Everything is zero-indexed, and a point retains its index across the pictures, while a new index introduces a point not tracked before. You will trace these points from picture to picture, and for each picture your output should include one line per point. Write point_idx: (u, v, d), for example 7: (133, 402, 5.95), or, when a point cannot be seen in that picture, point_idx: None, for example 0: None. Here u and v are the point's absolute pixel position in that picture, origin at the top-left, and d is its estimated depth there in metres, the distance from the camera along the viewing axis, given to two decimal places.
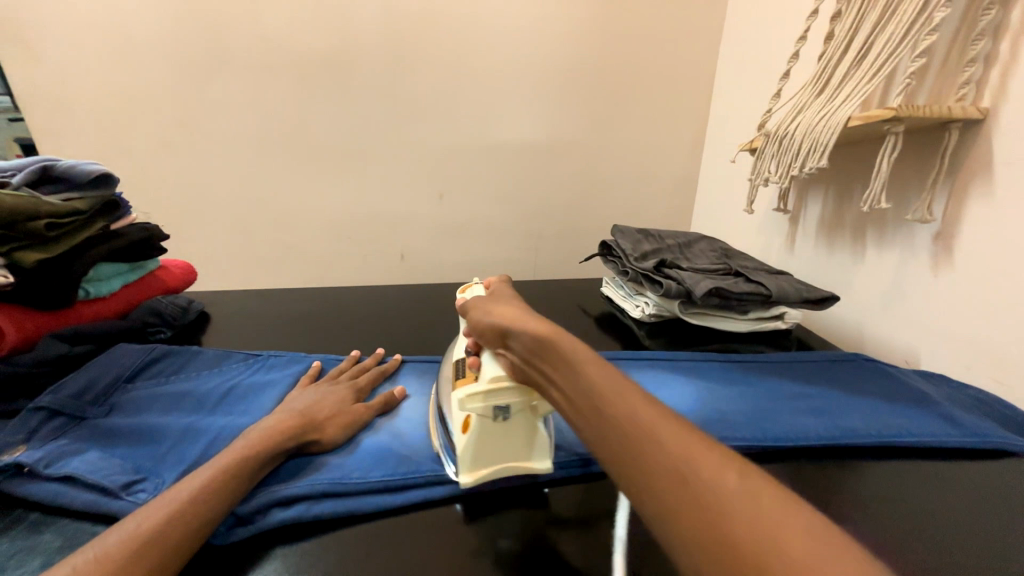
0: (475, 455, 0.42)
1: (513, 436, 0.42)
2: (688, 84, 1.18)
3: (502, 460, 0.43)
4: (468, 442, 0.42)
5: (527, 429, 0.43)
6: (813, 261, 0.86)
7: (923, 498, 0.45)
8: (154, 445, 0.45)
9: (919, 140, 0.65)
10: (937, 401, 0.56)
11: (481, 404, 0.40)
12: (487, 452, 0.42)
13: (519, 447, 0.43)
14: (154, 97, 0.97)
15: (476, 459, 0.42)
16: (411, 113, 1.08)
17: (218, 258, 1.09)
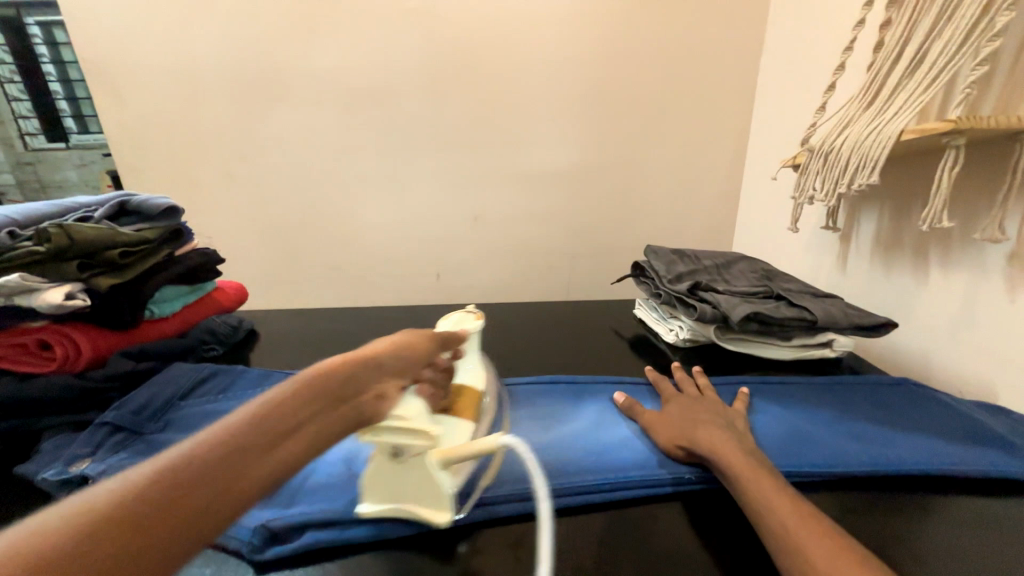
0: (375, 486, 0.40)
1: (410, 478, 0.39)
2: (727, 99, 1.15)
3: (401, 500, 0.40)
4: (372, 471, 0.40)
5: (427, 476, 0.39)
6: (869, 282, 0.80)
7: (1003, 558, 0.39)
8: None
9: (986, 151, 0.60)
10: (1005, 438, 0.51)
11: (380, 440, 0.37)
12: (383, 486, 0.40)
13: (419, 492, 0.39)
14: (219, 134, 1.08)
15: (377, 491, 0.40)
16: (447, 139, 1.12)
17: (269, 279, 1.17)
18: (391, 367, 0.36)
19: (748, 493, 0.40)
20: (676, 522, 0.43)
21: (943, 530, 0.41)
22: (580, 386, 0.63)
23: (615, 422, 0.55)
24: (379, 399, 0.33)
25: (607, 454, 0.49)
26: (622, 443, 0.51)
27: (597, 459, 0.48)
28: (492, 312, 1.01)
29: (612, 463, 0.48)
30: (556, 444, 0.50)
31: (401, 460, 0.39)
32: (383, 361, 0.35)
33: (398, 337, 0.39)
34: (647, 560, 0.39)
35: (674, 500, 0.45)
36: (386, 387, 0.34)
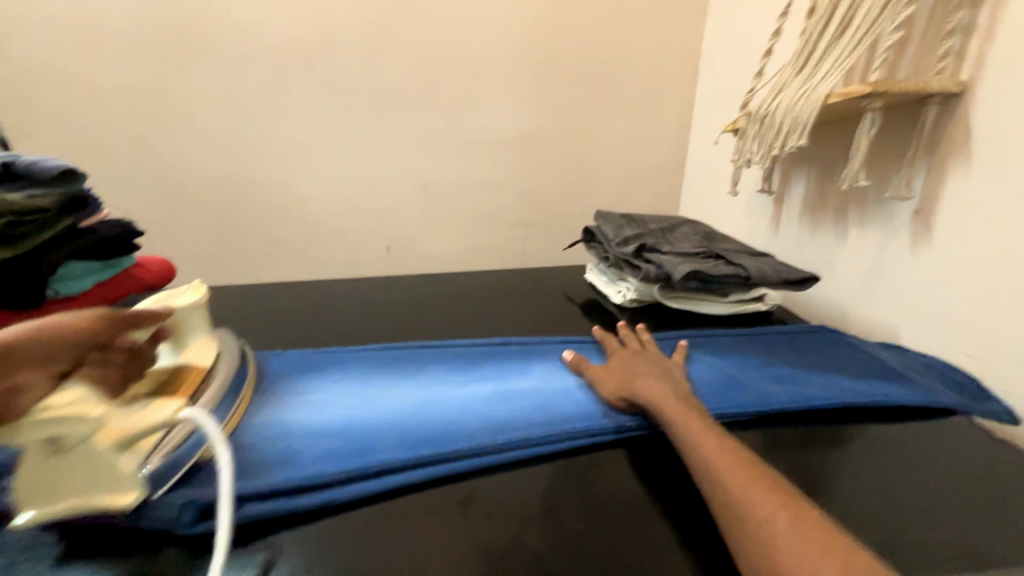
0: (36, 491, 0.34)
1: (71, 471, 0.34)
2: (673, 65, 1.16)
3: (75, 497, 0.34)
4: (23, 474, 0.34)
5: (96, 466, 0.35)
6: (797, 242, 0.85)
7: (893, 473, 0.44)
8: None
9: (899, 115, 0.64)
10: (897, 370, 0.58)
11: (28, 436, 0.32)
12: (49, 484, 0.34)
13: (94, 480, 0.35)
14: (127, 91, 0.95)
15: (42, 494, 0.34)
16: (391, 102, 1.06)
17: (201, 254, 1.08)
18: (32, 353, 0.34)
19: (680, 435, 0.42)
20: (619, 466, 0.45)
21: (847, 455, 0.46)
22: (531, 348, 0.64)
23: (563, 379, 0.57)
24: (13, 393, 0.32)
25: (557, 408, 0.51)
26: (573, 396, 0.53)
27: (548, 413, 0.50)
28: (446, 282, 0.99)
29: (560, 418, 0.49)
30: (510, 403, 0.51)
31: (30, 458, 0.34)
32: (20, 349, 0.34)
33: (72, 317, 0.38)
34: (588, 502, 0.41)
35: (617, 447, 0.47)
36: (31, 376, 0.33)
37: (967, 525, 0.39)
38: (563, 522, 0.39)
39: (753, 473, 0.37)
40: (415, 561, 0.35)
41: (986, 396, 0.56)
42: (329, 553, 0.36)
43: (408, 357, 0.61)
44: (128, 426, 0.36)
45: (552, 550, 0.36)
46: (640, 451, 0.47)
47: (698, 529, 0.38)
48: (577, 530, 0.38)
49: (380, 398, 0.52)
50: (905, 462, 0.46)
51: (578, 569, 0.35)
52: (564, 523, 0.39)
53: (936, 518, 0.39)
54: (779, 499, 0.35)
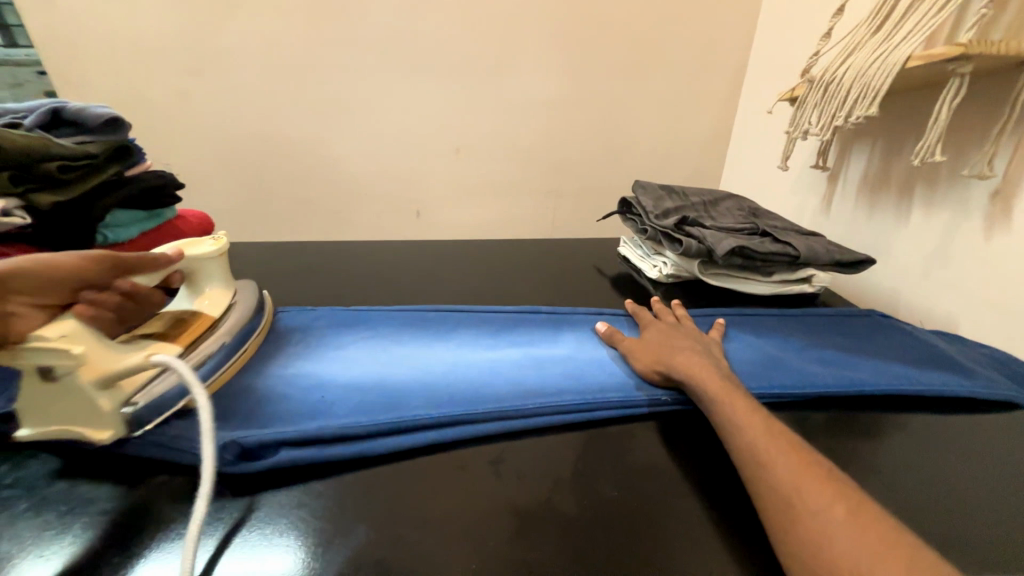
0: (32, 409, 0.37)
1: (59, 400, 0.37)
2: (728, 25, 1.07)
3: (67, 423, 0.37)
4: (21, 397, 0.37)
5: (77, 398, 0.37)
6: (850, 222, 0.80)
7: (946, 465, 0.42)
8: None
9: (990, 82, 0.57)
10: (955, 359, 0.54)
11: (22, 360, 0.35)
12: (40, 406, 0.37)
13: (74, 411, 0.37)
14: (165, 43, 0.95)
15: (35, 414, 0.37)
16: (426, 60, 1.02)
17: (237, 211, 1.10)
18: (28, 283, 0.36)
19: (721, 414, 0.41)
20: (651, 439, 0.44)
21: (895, 443, 0.44)
22: (562, 317, 0.63)
23: (594, 349, 0.56)
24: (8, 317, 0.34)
25: (590, 378, 0.50)
26: (605, 368, 0.52)
27: (580, 382, 0.49)
28: (476, 248, 0.98)
29: (593, 387, 0.48)
30: (541, 372, 0.50)
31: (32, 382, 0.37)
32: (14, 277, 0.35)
33: (68, 254, 0.39)
34: (621, 471, 0.40)
35: (650, 420, 0.46)
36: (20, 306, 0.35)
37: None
38: (597, 490, 0.39)
39: (797, 459, 0.35)
40: (448, 517, 0.36)
41: None
42: (362, 502, 0.37)
43: (437, 320, 0.61)
44: (108, 365, 0.37)
45: (586, 517, 0.36)
46: (673, 425, 0.46)
47: (732, 508, 0.37)
48: (609, 498, 0.38)
49: (408, 358, 0.52)
50: (956, 453, 0.44)
51: (612, 537, 0.35)
52: (598, 491, 0.38)
53: (990, 514, 0.37)
54: (826, 487, 0.33)
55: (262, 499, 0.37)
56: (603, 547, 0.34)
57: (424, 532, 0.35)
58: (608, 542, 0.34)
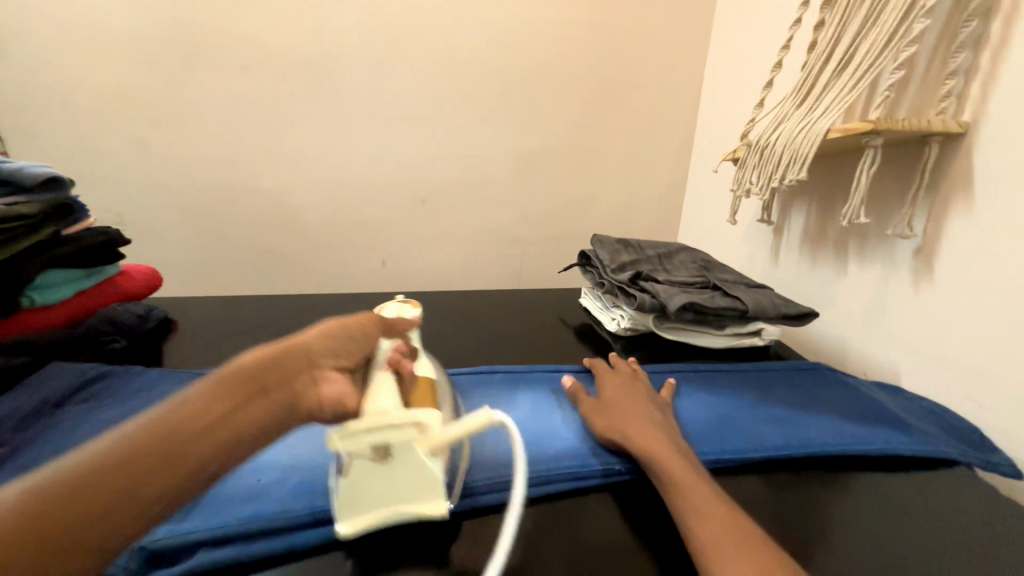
0: (354, 498, 0.34)
1: (371, 482, 0.34)
2: (675, 92, 1.16)
3: (393, 501, 0.34)
4: (342, 486, 0.34)
5: (385, 479, 0.34)
6: (796, 274, 0.84)
7: (894, 529, 0.42)
8: None
9: (901, 152, 0.63)
10: (896, 415, 0.56)
11: (355, 443, 0.31)
12: (371, 494, 0.34)
13: (392, 493, 0.34)
14: (127, 95, 0.95)
15: (361, 504, 0.35)
16: (393, 117, 1.06)
17: (192, 262, 1.06)
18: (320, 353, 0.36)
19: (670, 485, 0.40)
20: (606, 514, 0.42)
21: (844, 507, 0.44)
22: (520, 376, 0.62)
23: (551, 412, 0.54)
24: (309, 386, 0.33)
25: (545, 445, 0.48)
26: (561, 432, 0.50)
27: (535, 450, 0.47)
28: (440, 299, 0.97)
29: (547, 456, 0.47)
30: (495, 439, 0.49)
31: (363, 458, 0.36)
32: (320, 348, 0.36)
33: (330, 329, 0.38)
34: (571, 551, 0.38)
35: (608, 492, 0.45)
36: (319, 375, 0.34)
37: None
38: (545, 574, 0.36)
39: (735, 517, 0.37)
40: None
41: (988, 445, 0.54)
42: None
43: None
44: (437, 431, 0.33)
45: None
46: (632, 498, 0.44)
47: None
48: None
49: None
50: (904, 517, 0.44)
51: None
52: (545, 575, 0.36)
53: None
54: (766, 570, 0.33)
55: None
56: None
57: None
58: None
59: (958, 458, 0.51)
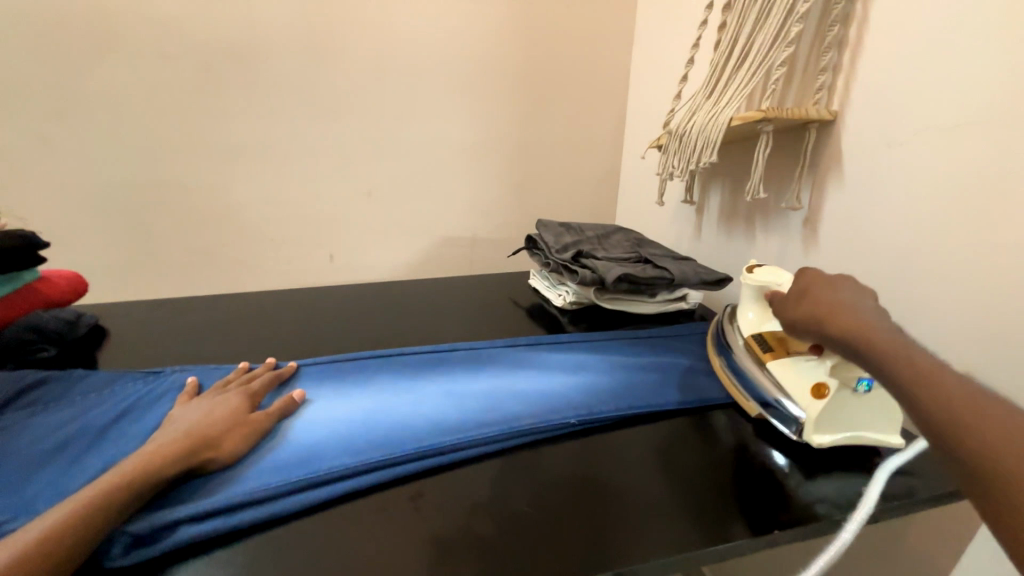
0: (845, 418, 0.48)
1: (859, 409, 0.48)
2: (603, 84, 1.24)
3: (857, 427, 0.49)
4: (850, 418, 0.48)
5: (845, 410, 0.48)
6: (715, 246, 0.95)
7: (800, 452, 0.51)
8: (22, 488, 0.39)
9: (789, 136, 0.75)
10: None
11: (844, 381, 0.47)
12: (843, 414, 0.48)
13: (863, 419, 0.49)
14: (26, 88, 0.87)
15: (832, 424, 0.48)
16: (332, 109, 1.05)
17: (113, 267, 0.98)
18: (211, 430, 0.43)
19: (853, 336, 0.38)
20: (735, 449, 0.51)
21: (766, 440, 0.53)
22: (508, 349, 0.68)
23: (510, 380, 0.59)
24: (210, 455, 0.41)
25: (508, 406, 0.53)
26: (520, 395, 0.56)
27: (501, 413, 0.52)
28: (390, 291, 0.99)
29: (510, 417, 0.51)
30: (464, 405, 0.53)
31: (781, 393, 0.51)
32: (210, 428, 0.43)
33: (217, 409, 0.46)
34: (533, 492, 0.44)
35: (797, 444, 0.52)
36: (220, 448, 0.42)
37: (856, 492, 0.46)
38: (510, 511, 0.41)
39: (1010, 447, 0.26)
40: (363, 559, 0.36)
41: None
42: (268, 565, 0.36)
43: (344, 368, 0.60)
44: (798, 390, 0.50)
45: (499, 536, 0.39)
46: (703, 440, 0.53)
47: (737, 496, 0.45)
48: (523, 514, 0.41)
49: (320, 409, 0.51)
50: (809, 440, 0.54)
51: (522, 550, 0.37)
52: (511, 512, 0.41)
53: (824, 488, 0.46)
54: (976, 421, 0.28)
55: None
56: (516, 560, 0.37)
57: None
58: (519, 555, 0.37)
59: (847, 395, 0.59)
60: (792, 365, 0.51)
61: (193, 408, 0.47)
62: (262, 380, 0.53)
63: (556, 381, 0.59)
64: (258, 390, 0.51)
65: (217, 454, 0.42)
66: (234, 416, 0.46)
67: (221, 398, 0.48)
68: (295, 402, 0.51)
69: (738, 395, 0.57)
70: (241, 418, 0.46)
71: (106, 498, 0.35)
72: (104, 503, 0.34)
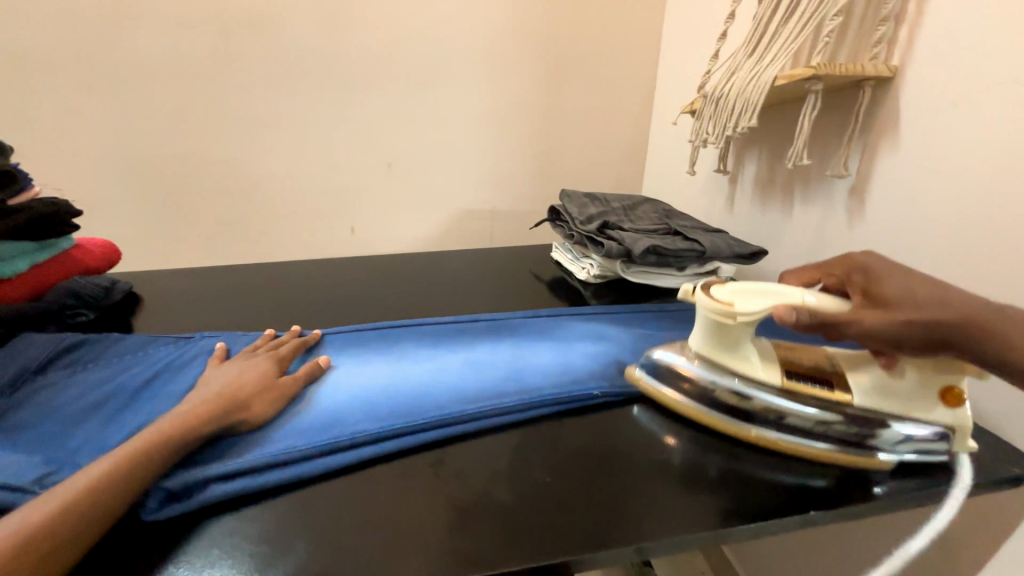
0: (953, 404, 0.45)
1: None
2: (634, 46, 1.17)
3: None
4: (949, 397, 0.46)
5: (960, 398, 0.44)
6: (749, 218, 0.91)
7: None
8: (65, 442, 0.41)
9: (840, 97, 0.69)
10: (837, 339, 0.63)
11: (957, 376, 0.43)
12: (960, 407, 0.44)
13: None
14: (54, 57, 0.87)
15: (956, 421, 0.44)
16: (352, 76, 1.02)
17: (146, 237, 1.01)
18: (243, 393, 0.44)
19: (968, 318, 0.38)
20: None
21: None
22: (530, 321, 0.67)
23: (532, 352, 0.58)
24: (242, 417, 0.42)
25: (530, 377, 0.53)
26: (543, 366, 0.55)
27: (524, 384, 0.51)
28: (412, 263, 0.99)
29: (533, 388, 0.51)
30: (486, 375, 0.53)
31: (930, 424, 0.43)
32: (241, 391, 0.44)
33: (247, 373, 0.47)
34: (556, 463, 0.43)
35: None
36: (251, 410, 0.43)
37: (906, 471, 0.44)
38: (532, 481, 0.41)
39: None
40: (387, 522, 0.36)
41: None
42: (295, 524, 0.36)
43: (366, 337, 0.60)
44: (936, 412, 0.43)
45: (521, 505, 0.38)
46: None
47: (794, 462, 0.45)
48: (546, 484, 0.41)
49: (343, 376, 0.51)
50: None
51: (545, 520, 0.37)
52: (533, 482, 0.41)
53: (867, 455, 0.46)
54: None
55: (194, 534, 0.35)
56: (538, 528, 0.36)
57: (369, 541, 0.35)
58: (542, 525, 0.37)
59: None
60: (893, 394, 0.43)
61: (224, 370, 0.48)
62: (288, 347, 0.54)
63: (580, 353, 0.58)
64: (285, 356, 0.52)
65: (249, 417, 0.42)
66: (264, 380, 0.46)
67: (251, 362, 0.49)
68: (320, 369, 0.51)
69: (744, 430, 0.45)
70: (270, 382, 0.46)
71: (143, 454, 0.36)
72: (142, 458, 0.35)
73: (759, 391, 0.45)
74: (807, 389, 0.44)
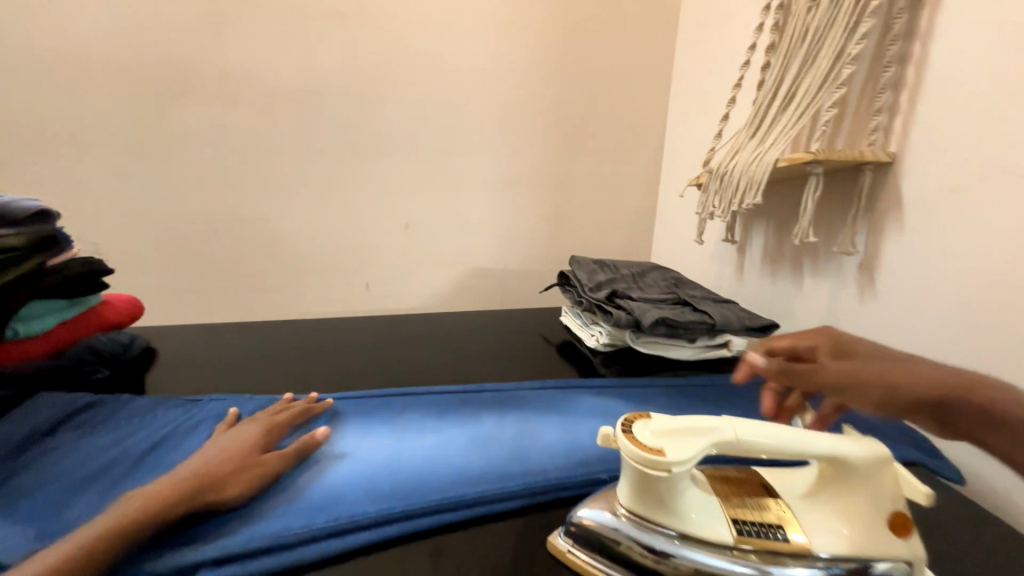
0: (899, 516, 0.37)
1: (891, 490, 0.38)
2: (641, 122, 1.25)
3: None
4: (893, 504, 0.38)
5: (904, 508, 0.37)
6: (759, 288, 0.91)
7: None
8: (61, 511, 0.40)
9: (841, 178, 0.71)
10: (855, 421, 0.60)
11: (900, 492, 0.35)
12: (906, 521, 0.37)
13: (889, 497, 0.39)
14: (111, 127, 0.96)
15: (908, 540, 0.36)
16: (379, 147, 1.10)
17: (170, 290, 1.05)
18: (242, 468, 0.43)
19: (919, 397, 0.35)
20: None
21: None
22: (537, 392, 0.66)
23: (538, 428, 0.57)
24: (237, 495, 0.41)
25: (535, 456, 0.51)
26: (548, 445, 0.53)
27: (528, 464, 0.50)
28: (423, 323, 1.00)
29: (538, 470, 0.49)
30: (489, 453, 0.51)
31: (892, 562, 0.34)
32: (240, 467, 0.44)
33: (248, 445, 0.46)
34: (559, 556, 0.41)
35: None
36: (247, 487, 0.42)
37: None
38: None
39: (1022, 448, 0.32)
40: None
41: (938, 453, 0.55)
42: None
43: (372, 407, 0.60)
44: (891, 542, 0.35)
45: None
46: None
47: None
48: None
49: (344, 449, 0.50)
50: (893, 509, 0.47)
51: None
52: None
53: None
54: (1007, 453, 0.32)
55: None
56: None
57: None
58: None
59: (917, 461, 0.52)
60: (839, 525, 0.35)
61: (225, 440, 0.47)
62: (292, 415, 0.53)
63: (587, 429, 0.56)
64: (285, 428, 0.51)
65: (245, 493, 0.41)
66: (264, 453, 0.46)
67: (251, 433, 0.48)
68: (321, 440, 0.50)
69: None
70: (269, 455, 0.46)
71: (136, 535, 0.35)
72: None
73: (694, 553, 0.34)
74: (759, 541, 0.34)
